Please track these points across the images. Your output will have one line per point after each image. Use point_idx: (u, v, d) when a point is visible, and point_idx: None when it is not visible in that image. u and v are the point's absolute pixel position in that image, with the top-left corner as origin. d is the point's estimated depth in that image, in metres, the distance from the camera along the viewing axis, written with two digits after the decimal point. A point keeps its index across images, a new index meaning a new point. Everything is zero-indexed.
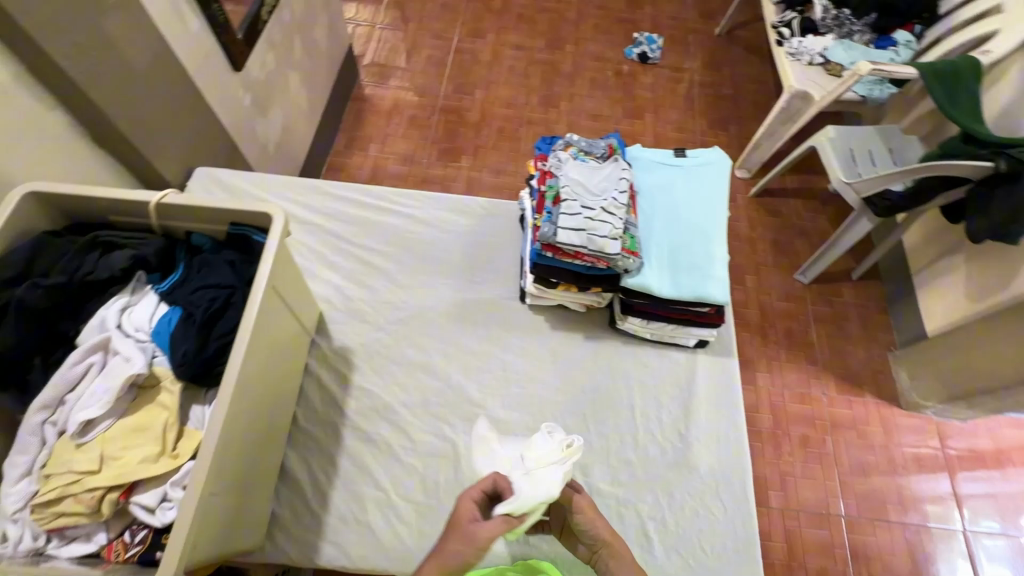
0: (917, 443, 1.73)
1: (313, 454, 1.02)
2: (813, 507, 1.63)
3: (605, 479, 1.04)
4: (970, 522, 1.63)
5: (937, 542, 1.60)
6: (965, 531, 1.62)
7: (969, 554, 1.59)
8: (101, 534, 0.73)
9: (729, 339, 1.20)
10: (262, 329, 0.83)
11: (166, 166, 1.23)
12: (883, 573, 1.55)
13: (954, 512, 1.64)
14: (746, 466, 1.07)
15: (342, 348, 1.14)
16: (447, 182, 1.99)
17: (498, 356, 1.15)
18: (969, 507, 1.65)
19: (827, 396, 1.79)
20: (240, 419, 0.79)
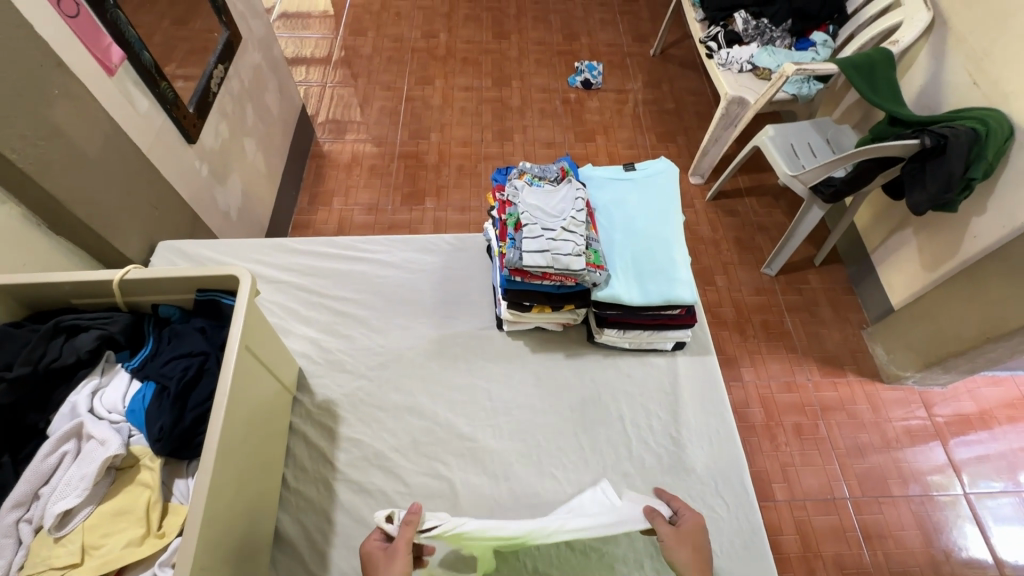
0: (905, 415, 1.78)
1: (307, 515, 0.99)
2: (818, 494, 1.64)
3: None
4: (970, 485, 1.66)
5: (943, 510, 1.62)
6: (967, 495, 1.64)
7: (976, 518, 1.61)
8: None
9: (705, 337, 1.24)
10: (241, 389, 0.82)
11: (128, 244, 1.22)
12: (897, 550, 1.56)
13: (953, 478, 1.67)
14: (742, 459, 1.08)
15: (326, 402, 1.12)
16: (414, 224, 2.02)
17: (484, 387, 1.16)
18: (967, 472, 1.68)
19: (811, 381, 1.83)
20: (226, 486, 0.77)
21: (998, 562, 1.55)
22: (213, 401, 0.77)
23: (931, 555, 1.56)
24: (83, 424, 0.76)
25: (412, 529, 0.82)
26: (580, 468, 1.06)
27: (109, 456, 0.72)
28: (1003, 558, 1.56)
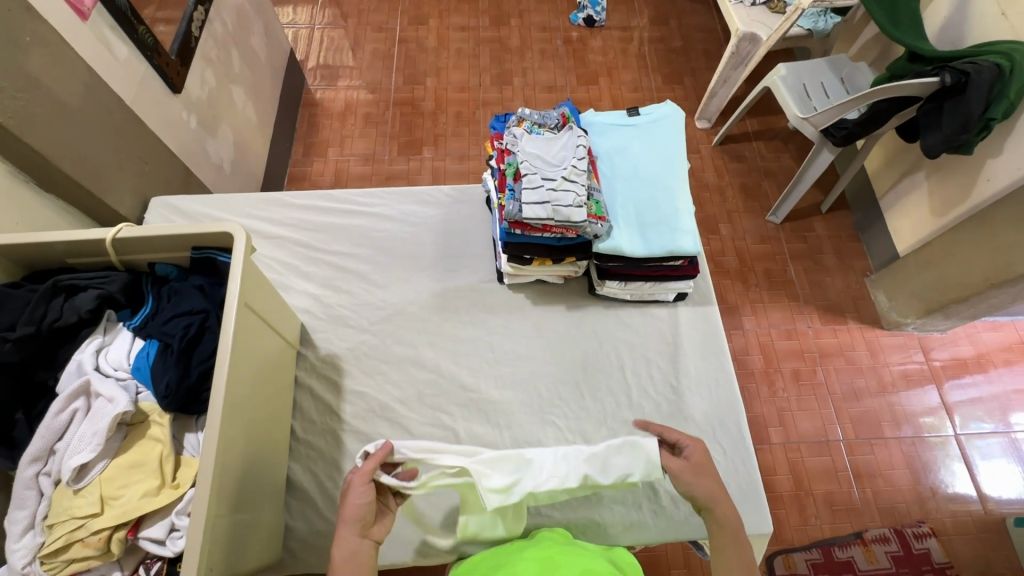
0: (903, 359, 1.80)
1: (318, 464, 1.03)
2: (813, 436, 1.69)
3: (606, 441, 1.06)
4: (961, 426, 1.70)
5: (933, 450, 1.67)
6: (957, 436, 1.69)
7: (964, 457, 1.67)
8: (116, 573, 0.73)
9: (706, 287, 1.23)
10: (242, 347, 0.82)
11: (120, 200, 1.19)
12: (885, 488, 1.63)
13: (946, 419, 1.71)
14: (740, 405, 1.10)
15: (330, 356, 1.14)
16: (412, 174, 1.97)
17: (486, 340, 1.17)
18: (959, 413, 1.72)
19: (812, 329, 1.84)
20: (235, 439, 0.79)
21: (982, 497, 1.62)
22: (218, 360, 0.77)
23: (917, 491, 1.63)
24: (90, 382, 0.77)
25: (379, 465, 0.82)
26: (581, 418, 1.08)
27: (119, 413, 0.73)
28: (987, 494, 1.62)
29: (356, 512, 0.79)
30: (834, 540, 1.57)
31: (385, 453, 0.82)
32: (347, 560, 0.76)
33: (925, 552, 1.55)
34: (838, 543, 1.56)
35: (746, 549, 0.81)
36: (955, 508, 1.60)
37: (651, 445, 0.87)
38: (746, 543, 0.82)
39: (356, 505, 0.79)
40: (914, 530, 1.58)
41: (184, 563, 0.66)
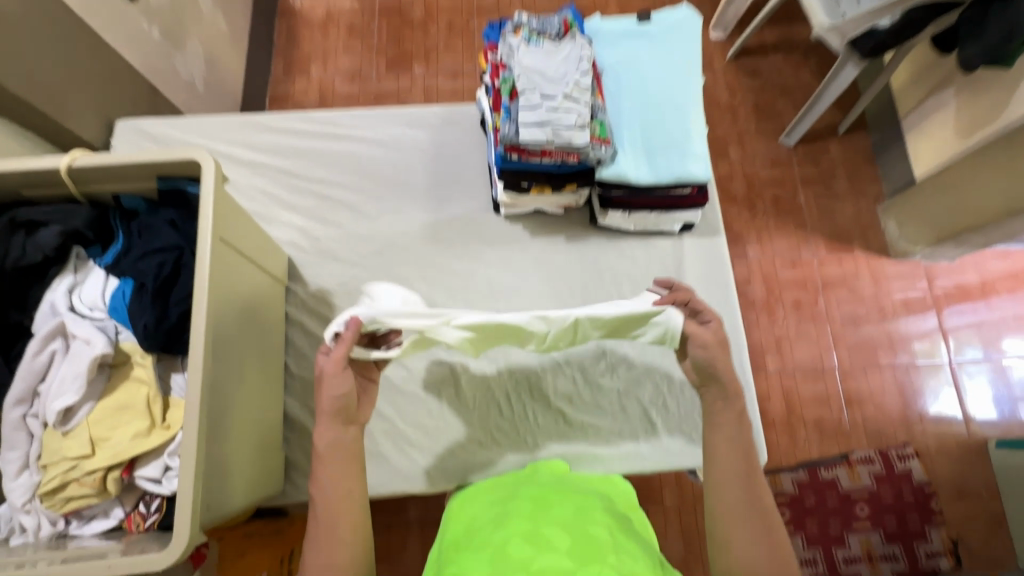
0: (906, 288, 1.77)
1: (314, 399, 1.03)
2: (808, 364, 1.70)
3: (604, 375, 1.05)
4: (955, 354, 1.71)
5: (925, 377, 1.69)
6: (951, 363, 1.70)
7: (954, 382, 1.69)
8: (117, 509, 0.73)
9: (714, 217, 1.16)
10: (221, 285, 0.77)
11: (83, 125, 1.09)
12: (874, 413, 1.67)
13: (941, 347, 1.72)
14: (743, 338, 1.08)
15: (320, 292, 1.10)
16: (402, 94, 1.82)
17: (481, 274, 1.12)
18: (955, 340, 1.72)
19: (817, 258, 1.80)
20: (221, 378, 0.77)
21: (967, 420, 1.66)
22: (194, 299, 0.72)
23: (905, 416, 1.67)
24: (65, 323, 0.73)
25: (348, 347, 0.76)
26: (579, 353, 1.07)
27: (98, 355, 0.70)
28: (972, 416, 1.66)
29: (333, 403, 0.74)
30: (819, 462, 1.64)
31: (354, 332, 0.76)
32: (330, 448, 0.74)
33: (906, 472, 1.62)
34: (823, 464, 1.63)
35: (748, 428, 0.77)
36: (939, 431, 1.66)
37: (673, 322, 0.83)
38: (748, 421, 0.78)
39: (340, 414, 0.75)
40: (898, 452, 1.63)
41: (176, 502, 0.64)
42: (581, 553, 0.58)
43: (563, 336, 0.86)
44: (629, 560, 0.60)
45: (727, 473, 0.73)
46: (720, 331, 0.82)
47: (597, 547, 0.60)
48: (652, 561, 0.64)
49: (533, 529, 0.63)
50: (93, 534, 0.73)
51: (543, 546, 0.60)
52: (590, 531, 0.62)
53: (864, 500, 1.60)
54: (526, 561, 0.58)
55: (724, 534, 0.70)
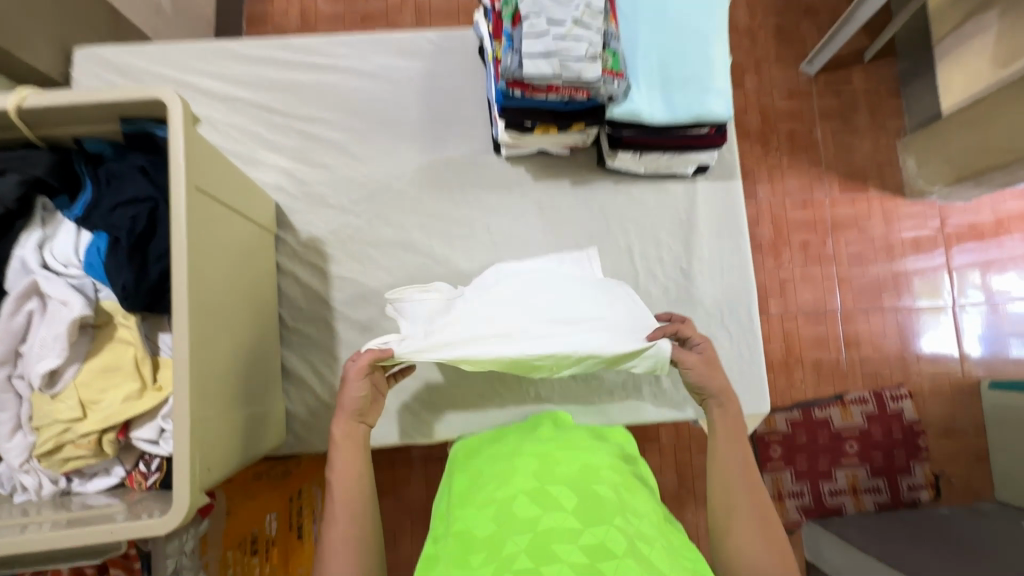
0: (917, 227, 1.71)
1: (311, 351, 1.01)
2: (811, 306, 1.68)
3: None
4: (958, 294, 1.69)
5: (924, 318, 1.69)
6: (953, 304, 1.69)
7: (954, 320, 1.68)
8: (118, 467, 0.73)
9: (731, 157, 1.08)
10: (201, 237, 0.71)
11: (37, 54, 0.98)
12: (871, 354, 1.68)
13: (944, 288, 1.69)
14: (753, 288, 1.05)
15: (312, 240, 1.04)
16: (392, 14, 1.65)
17: (481, 220, 1.06)
18: (959, 280, 1.69)
19: (829, 198, 1.72)
20: (211, 339, 0.73)
21: (962, 357, 1.67)
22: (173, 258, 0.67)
23: (902, 357, 1.68)
24: (38, 283, 0.69)
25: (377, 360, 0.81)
26: None
27: (77, 316, 0.67)
28: (968, 353, 1.68)
29: (354, 404, 0.79)
30: (814, 402, 1.67)
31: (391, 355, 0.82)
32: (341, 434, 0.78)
33: (898, 412, 1.65)
34: (818, 404, 1.65)
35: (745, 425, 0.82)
36: (935, 370, 1.67)
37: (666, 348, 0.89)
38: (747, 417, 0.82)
39: (353, 398, 0.79)
40: (892, 393, 1.66)
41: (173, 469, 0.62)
42: (589, 513, 0.57)
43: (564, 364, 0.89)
44: (635, 518, 0.59)
45: (729, 468, 0.80)
46: (708, 353, 0.90)
47: (603, 506, 0.58)
48: (658, 519, 0.63)
49: (539, 487, 0.62)
50: (97, 491, 0.73)
51: (550, 505, 0.58)
52: (596, 491, 0.61)
53: (854, 438, 1.64)
54: (533, 519, 0.57)
55: (727, 524, 0.76)
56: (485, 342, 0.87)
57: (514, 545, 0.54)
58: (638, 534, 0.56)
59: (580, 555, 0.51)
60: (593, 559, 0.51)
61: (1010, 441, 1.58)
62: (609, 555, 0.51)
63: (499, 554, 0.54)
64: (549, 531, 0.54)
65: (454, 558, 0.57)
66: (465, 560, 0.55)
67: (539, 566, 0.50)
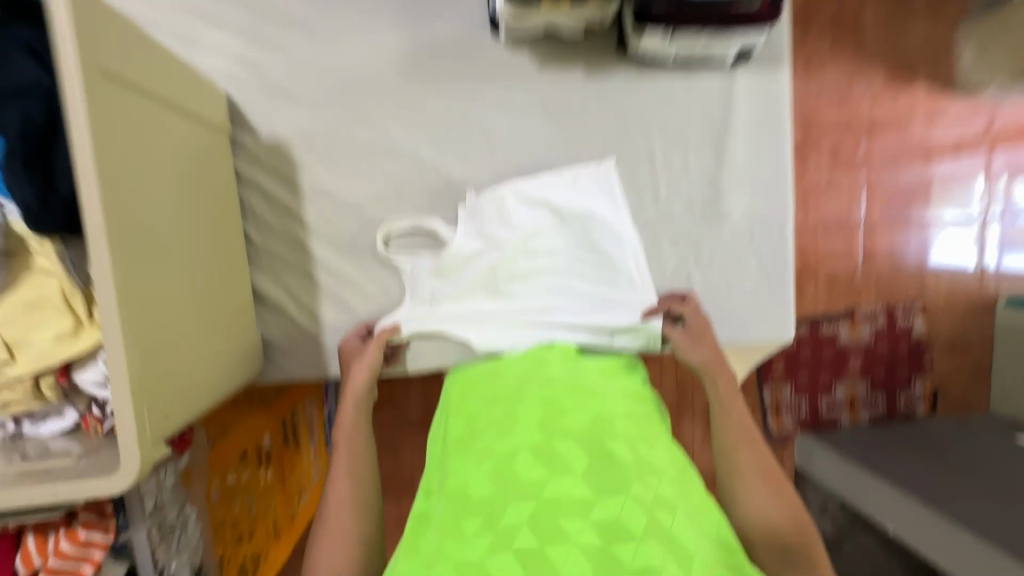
0: (954, 128, 1.51)
1: (285, 274, 0.90)
2: (833, 216, 1.50)
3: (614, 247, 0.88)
4: (988, 206, 1.52)
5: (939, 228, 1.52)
6: (983, 217, 1.52)
7: (980, 235, 1.53)
8: (70, 410, 0.65)
9: (782, 40, 0.88)
10: (112, 141, 0.56)
11: None
12: (888, 270, 1.52)
13: (973, 200, 1.52)
14: (790, 204, 0.92)
15: (275, 143, 0.88)
16: None
17: (476, 119, 0.89)
18: (994, 188, 1.53)
19: (869, 95, 1.48)
20: (156, 274, 0.62)
21: (981, 271, 1.53)
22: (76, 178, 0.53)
23: (920, 272, 1.53)
24: None
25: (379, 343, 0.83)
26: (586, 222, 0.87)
27: None
28: (988, 266, 1.54)
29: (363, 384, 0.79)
30: (823, 316, 1.52)
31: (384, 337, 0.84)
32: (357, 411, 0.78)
33: (908, 329, 1.53)
34: (826, 319, 1.51)
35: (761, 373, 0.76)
36: (954, 281, 1.53)
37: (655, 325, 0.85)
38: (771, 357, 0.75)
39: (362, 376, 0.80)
40: (905, 309, 1.52)
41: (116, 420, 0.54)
42: (602, 481, 0.52)
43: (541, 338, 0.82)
44: (653, 480, 0.54)
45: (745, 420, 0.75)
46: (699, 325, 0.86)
47: (618, 470, 0.53)
48: (677, 474, 0.58)
49: (544, 444, 0.56)
50: (51, 435, 0.66)
51: (557, 468, 0.53)
52: (611, 449, 0.55)
53: (859, 354, 1.52)
54: (537, 485, 0.52)
55: (733, 488, 0.69)
56: (471, 312, 0.86)
57: (513, 517, 0.49)
58: (658, 503, 0.51)
59: (590, 534, 0.47)
60: (604, 538, 0.46)
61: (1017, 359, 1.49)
62: (624, 534, 0.47)
63: (497, 525, 0.49)
64: (555, 502, 0.50)
65: (447, 522, 0.53)
66: (459, 527, 0.51)
67: (543, 546, 0.46)
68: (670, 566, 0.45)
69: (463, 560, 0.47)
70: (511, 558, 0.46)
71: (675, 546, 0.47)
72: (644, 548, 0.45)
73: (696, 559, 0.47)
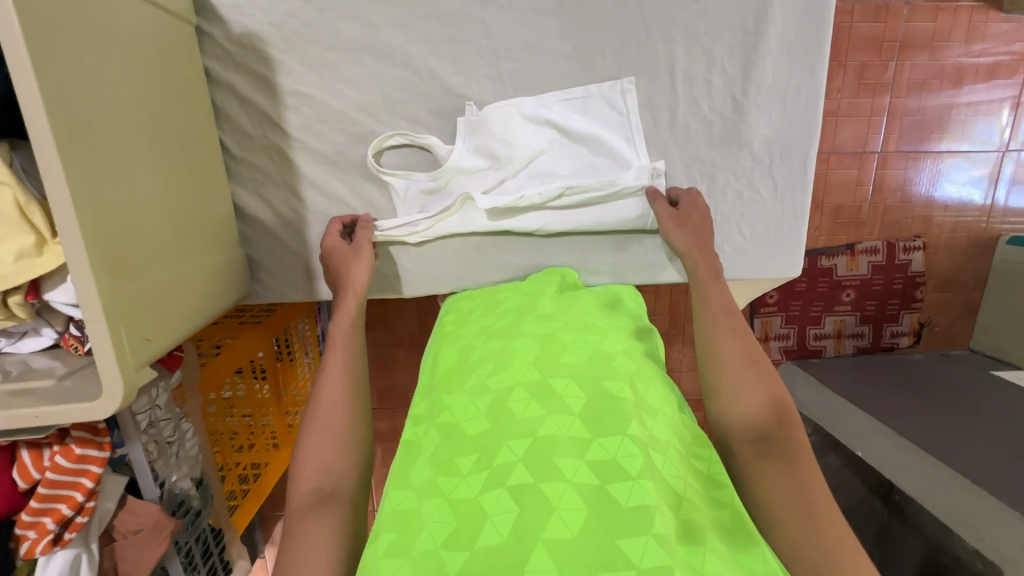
0: (989, 51, 1.37)
1: (268, 188, 0.84)
2: (849, 146, 1.41)
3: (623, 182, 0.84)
4: (1012, 139, 1.42)
5: (953, 160, 1.43)
6: (1002, 152, 1.43)
7: (994, 174, 1.44)
8: (47, 329, 0.62)
9: None
10: (48, 38, 0.49)
11: None
12: (894, 208, 1.46)
13: (997, 134, 1.42)
14: (817, 131, 0.84)
15: (248, 38, 0.77)
16: None
17: (477, 16, 0.78)
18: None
19: (909, 7, 1.33)
20: (118, 193, 0.57)
21: (989, 206, 1.47)
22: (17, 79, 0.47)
23: (927, 205, 1.47)
24: None
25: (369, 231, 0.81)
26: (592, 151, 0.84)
27: None
28: (997, 200, 1.47)
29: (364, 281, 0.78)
30: (822, 249, 1.49)
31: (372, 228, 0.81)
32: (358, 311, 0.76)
33: (906, 263, 1.48)
34: (827, 253, 1.47)
35: None
36: (959, 221, 1.48)
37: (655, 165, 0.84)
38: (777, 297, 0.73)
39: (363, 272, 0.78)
40: (906, 244, 1.47)
41: (93, 348, 0.52)
42: (601, 423, 0.51)
43: (548, 216, 0.85)
44: (647, 420, 0.54)
45: None
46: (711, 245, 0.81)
47: (617, 410, 0.52)
48: (672, 415, 0.58)
49: (541, 382, 0.55)
50: (30, 352, 0.63)
51: (555, 407, 0.53)
52: (610, 389, 0.55)
53: (854, 287, 1.49)
54: (534, 422, 0.52)
55: (711, 379, 0.67)
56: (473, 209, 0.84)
57: (510, 454, 0.49)
58: (653, 447, 0.51)
59: (586, 478, 0.47)
60: (600, 479, 0.47)
61: (1004, 299, 1.47)
62: (620, 477, 0.47)
63: (492, 461, 0.49)
64: (551, 440, 0.50)
65: (441, 455, 0.53)
66: (454, 461, 0.51)
67: (539, 484, 0.47)
68: (663, 507, 0.46)
69: (460, 496, 0.48)
70: (507, 494, 0.46)
71: (666, 486, 0.48)
72: (639, 487, 0.46)
73: (683, 500, 0.48)
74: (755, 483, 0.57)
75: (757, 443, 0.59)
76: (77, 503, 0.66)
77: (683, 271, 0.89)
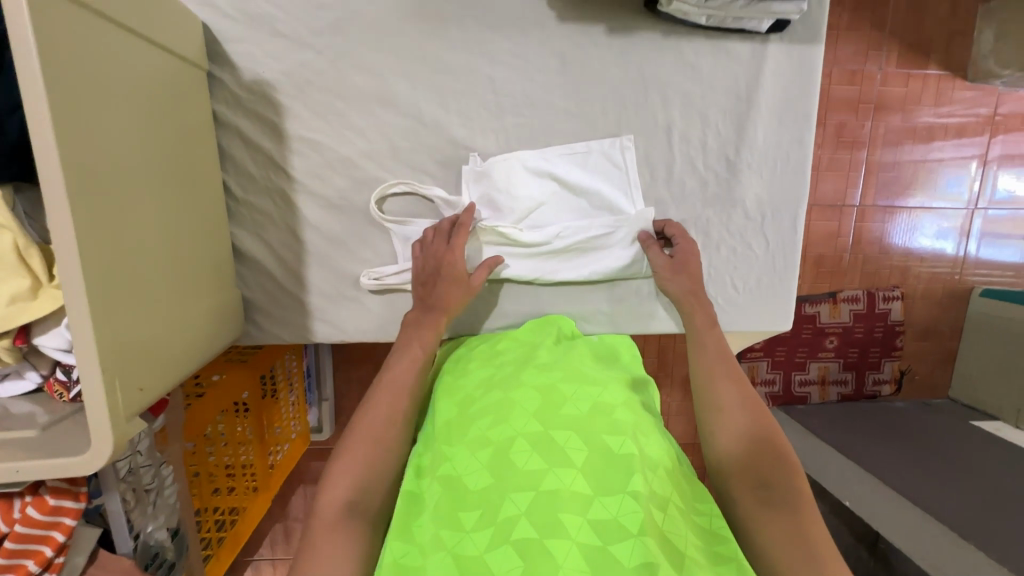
0: (955, 113, 1.46)
1: (267, 230, 0.83)
2: (829, 199, 1.47)
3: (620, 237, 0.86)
4: (979, 195, 1.50)
5: (926, 214, 1.50)
6: (971, 208, 1.50)
7: (965, 229, 1.52)
8: (32, 372, 0.60)
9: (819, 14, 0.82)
10: (66, 82, 0.50)
11: None
12: (873, 259, 1.52)
13: (965, 191, 1.49)
14: (806, 193, 0.88)
15: (258, 85, 0.79)
16: None
17: (483, 72, 0.81)
18: (988, 180, 1.49)
19: (882, 73, 1.42)
20: (122, 232, 0.57)
21: (961, 258, 1.53)
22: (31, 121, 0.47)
23: (904, 256, 1.52)
24: None
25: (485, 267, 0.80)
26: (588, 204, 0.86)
27: None
28: (968, 253, 1.53)
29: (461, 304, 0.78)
30: (807, 297, 1.51)
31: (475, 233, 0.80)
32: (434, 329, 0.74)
33: (885, 312, 1.50)
34: (810, 300, 1.50)
35: None
36: (933, 273, 1.54)
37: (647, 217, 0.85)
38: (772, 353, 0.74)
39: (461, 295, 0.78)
40: (885, 293, 1.49)
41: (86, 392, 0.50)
42: (602, 477, 0.51)
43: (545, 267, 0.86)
44: (648, 474, 0.54)
45: None
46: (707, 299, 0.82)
47: (618, 464, 0.52)
48: (672, 469, 0.58)
49: (541, 434, 0.55)
50: (11, 395, 0.61)
51: (557, 460, 0.52)
52: (609, 442, 0.54)
53: (836, 334, 1.51)
54: (536, 475, 0.51)
55: (711, 426, 0.67)
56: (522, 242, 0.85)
57: (513, 508, 0.49)
58: (655, 503, 0.51)
59: (590, 535, 0.46)
60: (603, 537, 0.46)
61: (980, 349, 1.51)
62: (623, 533, 0.46)
63: (495, 517, 0.48)
64: (554, 494, 0.49)
65: (442, 510, 0.52)
66: (456, 517, 0.50)
67: (544, 540, 0.46)
68: (666, 566, 0.45)
69: (463, 554, 0.47)
70: (512, 552, 0.45)
71: (667, 543, 0.48)
72: (642, 543, 0.45)
73: (686, 558, 0.48)
74: (758, 529, 0.57)
75: (759, 490, 0.59)
76: (47, 559, 0.62)
77: (674, 321, 0.90)
